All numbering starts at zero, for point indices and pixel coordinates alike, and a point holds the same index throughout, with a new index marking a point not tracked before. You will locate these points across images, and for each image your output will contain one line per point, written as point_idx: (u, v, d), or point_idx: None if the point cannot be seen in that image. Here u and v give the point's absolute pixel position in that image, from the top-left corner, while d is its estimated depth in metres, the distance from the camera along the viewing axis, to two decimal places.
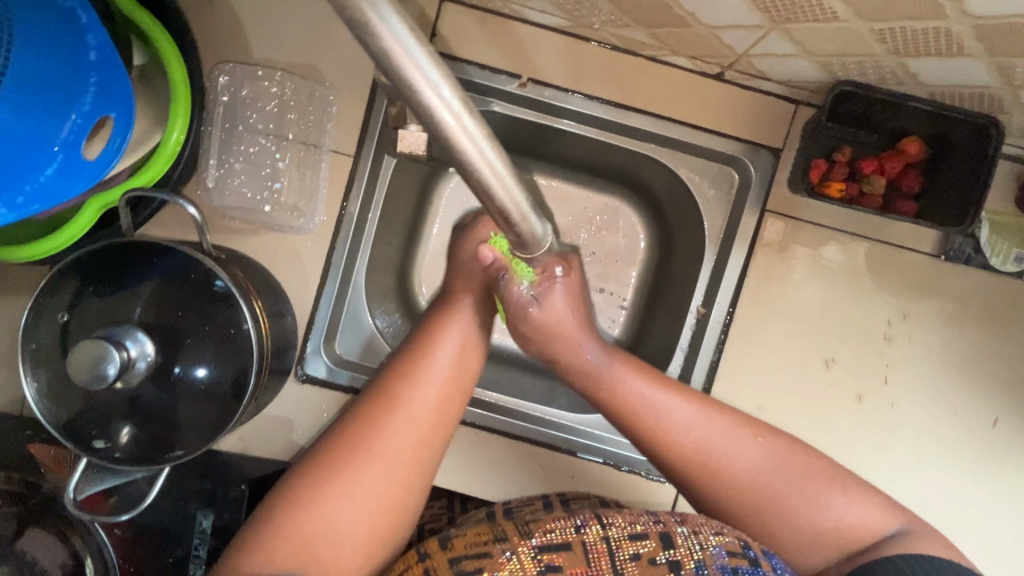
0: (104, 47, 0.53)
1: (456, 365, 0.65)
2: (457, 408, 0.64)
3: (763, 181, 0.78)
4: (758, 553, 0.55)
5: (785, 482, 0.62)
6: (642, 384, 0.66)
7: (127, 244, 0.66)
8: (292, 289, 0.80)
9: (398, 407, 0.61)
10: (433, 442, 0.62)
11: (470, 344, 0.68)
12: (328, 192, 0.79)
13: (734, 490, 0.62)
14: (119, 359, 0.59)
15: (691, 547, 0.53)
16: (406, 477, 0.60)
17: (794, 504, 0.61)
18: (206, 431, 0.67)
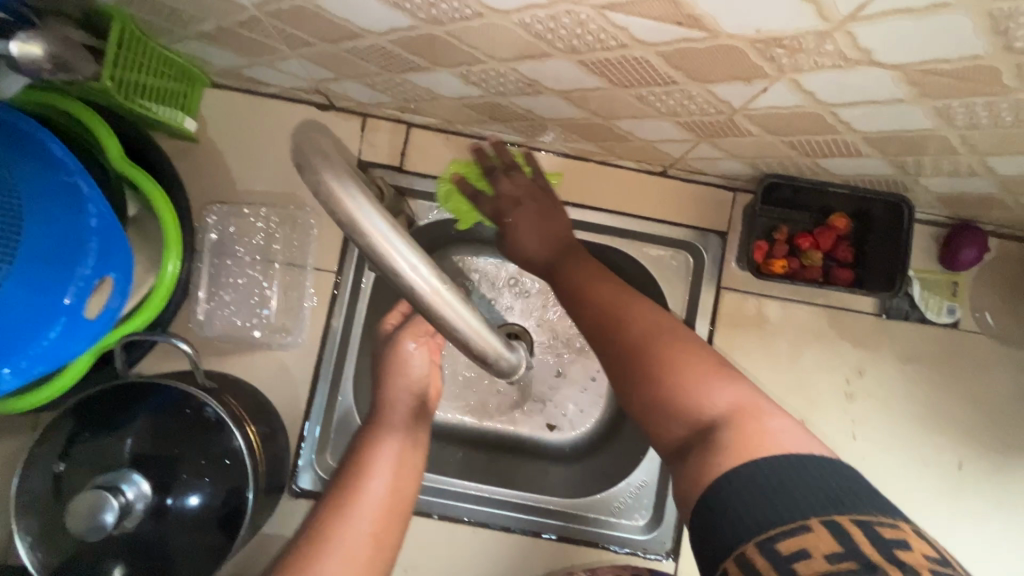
0: (103, 212, 0.57)
1: (391, 495, 0.63)
2: (393, 539, 0.62)
3: (714, 262, 0.86)
4: None
5: (673, 358, 0.50)
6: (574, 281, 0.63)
7: (121, 384, 0.68)
8: (282, 405, 0.82)
9: (322, 540, 0.58)
10: (374, 569, 0.59)
11: (405, 467, 0.66)
12: (314, 308, 0.83)
13: (634, 388, 0.51)
14: (117, 505, 0.60)
15: None
16: None
17: (676, 384, 0.48)
18: (203, 561, 0.67)
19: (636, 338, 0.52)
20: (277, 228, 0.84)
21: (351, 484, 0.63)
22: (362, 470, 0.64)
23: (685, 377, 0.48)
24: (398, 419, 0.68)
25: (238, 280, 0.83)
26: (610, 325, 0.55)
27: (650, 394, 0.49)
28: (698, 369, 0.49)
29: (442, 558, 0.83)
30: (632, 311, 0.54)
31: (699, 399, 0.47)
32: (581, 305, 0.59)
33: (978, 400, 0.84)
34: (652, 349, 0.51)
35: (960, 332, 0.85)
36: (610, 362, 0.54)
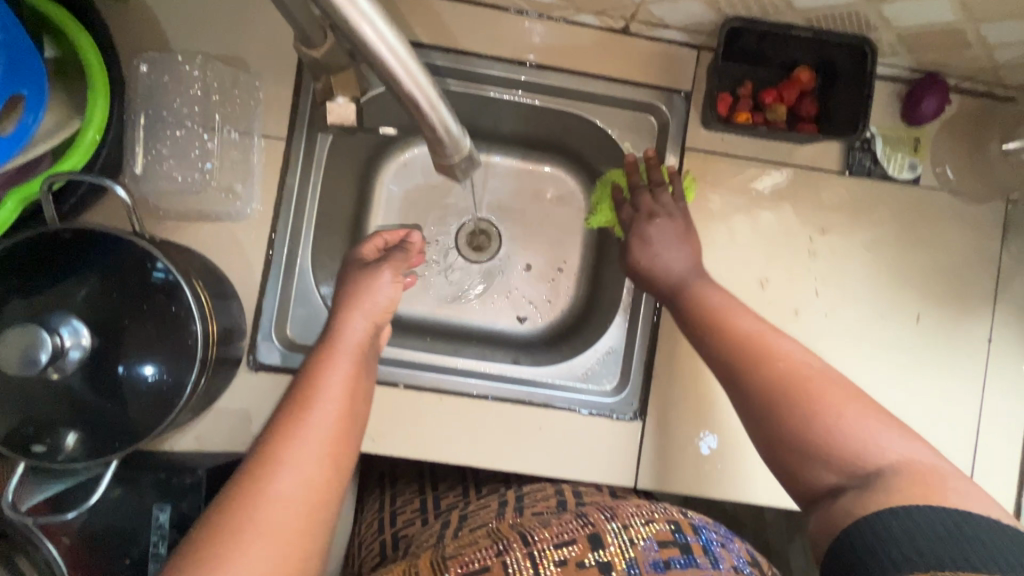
0: (7, 27, 0.52)
1: (354, 388, 0.63)
2: (358, 431, 0.62)
3: (680, 122, 0.84)
4: (687, 537, 0.61)
5: (791, 400, 0.59)
6: (749, 320, 0.68)
7: (51, 236, 0.63)
8: (235, 276, 0.79)
9: (275, 459, 0.54)
10: (335, 484, 0.57)
11: (365, 368, 0.67)
12: (264, 175, 0.79)
13: (788, 419, 0.58)
14: (52, 346, 0.56)
15: (621, 545, 0.59)
16: (319, 495, 0.54)
17: (803, 414, 0.58)
18: (156, 416, 0.64)
19: (783, 364, 0.62)
20: (218, 91, 0.79)
21: (300, 404, 0.59)
22: (314, 389, 0.61)
23: (810, 409, 0.58)
24: (351, 339, 0.68)
25: (180, 146, 0.78)
26: (760, 344, 0.64)
27: (812, 423, 0.57)
28: (858, 410, 0.58)
29: (409, 427, 0.81)
30: (785, 351, 0.63)
31: (847, 436, 0.56)
32: (725, 336, 0.67)
33: (936, 253, 0.86)
34: (787, 397, 0.59)
35: (921, 188, 0.85)
36: (752, 359, 0.63)
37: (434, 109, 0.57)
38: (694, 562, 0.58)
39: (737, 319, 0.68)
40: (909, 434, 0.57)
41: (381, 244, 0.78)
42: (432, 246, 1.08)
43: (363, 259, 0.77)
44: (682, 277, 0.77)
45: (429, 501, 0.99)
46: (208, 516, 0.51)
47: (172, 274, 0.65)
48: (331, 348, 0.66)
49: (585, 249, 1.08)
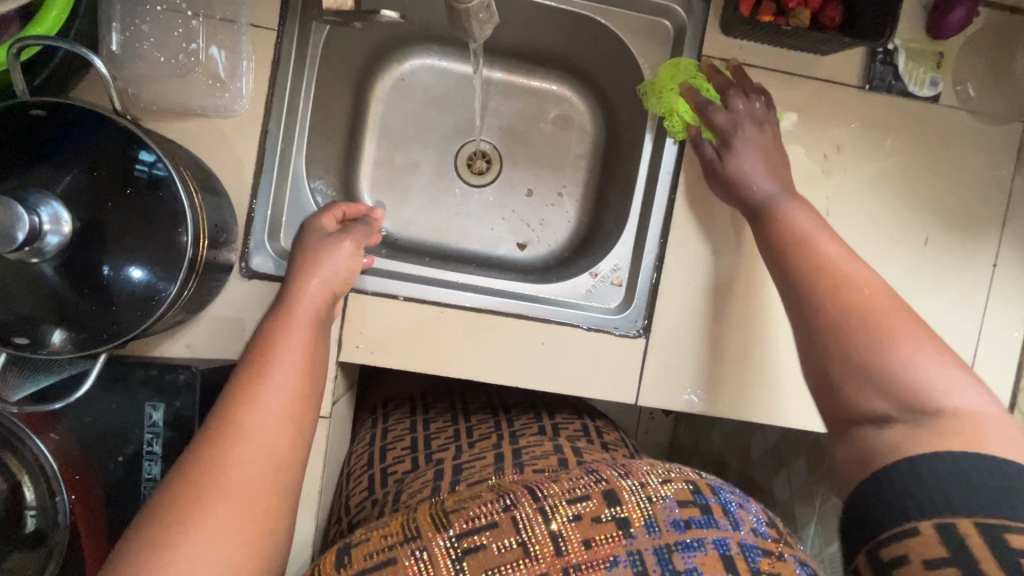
0: None
1: (309, 357, 0.61)
2: (315, 396, 0.60)
3: (697, 28, 0.80)
4: (709, 498, 0.59)
5: (857, 322, 0.56)
6: (831, 248, 0.63)
7: (23, 112, 0.58)
8: (225, 177, 0.74)
9: (235, 426, 0.52)
10: (296, 448, 0.55)
11: (319, 339, 0.64)
12: (254, 68, 0.74)
13: (851, 348, 0.56)
14: (31, 224, 0.53)
15: (638, 501, 0.57)
16: (281, 461, 0.53)
17: (884, 353, 0.54)
18: (141, 312, 0.60)
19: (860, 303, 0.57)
20: None
21: (257, 370, 0.56)
22: (269, 357, 0.58)
23: (891, 350, 0.54)
24: (307, 303, 0.66)
25: (161, 28, 0.72)
26: (837, 282, 0.60)
27: (876, 358, 0.54)
28: (914, 333, 0.55)
29: (409, 339, 0.79)
30: (867, 283, 0.59)
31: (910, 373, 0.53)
32: (797, 249, 0.65)
33: (951, 176, 0.83)
34: (876, 333, 0.55)
35: (941, 107, 0.83)
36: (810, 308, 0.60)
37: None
38: (715, 523, 0.56)
39: (823, 248, 0.64)
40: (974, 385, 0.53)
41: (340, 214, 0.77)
42: (428, 166, 1.03)
43: (321, 230, 0.74)
44: (770, 197, 0.72)
45: (420, 435, 0.98)
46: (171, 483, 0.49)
47: (167, 168, 0.61)
48: (287, 312, 0.64)
49: (590, 174, 1.04)
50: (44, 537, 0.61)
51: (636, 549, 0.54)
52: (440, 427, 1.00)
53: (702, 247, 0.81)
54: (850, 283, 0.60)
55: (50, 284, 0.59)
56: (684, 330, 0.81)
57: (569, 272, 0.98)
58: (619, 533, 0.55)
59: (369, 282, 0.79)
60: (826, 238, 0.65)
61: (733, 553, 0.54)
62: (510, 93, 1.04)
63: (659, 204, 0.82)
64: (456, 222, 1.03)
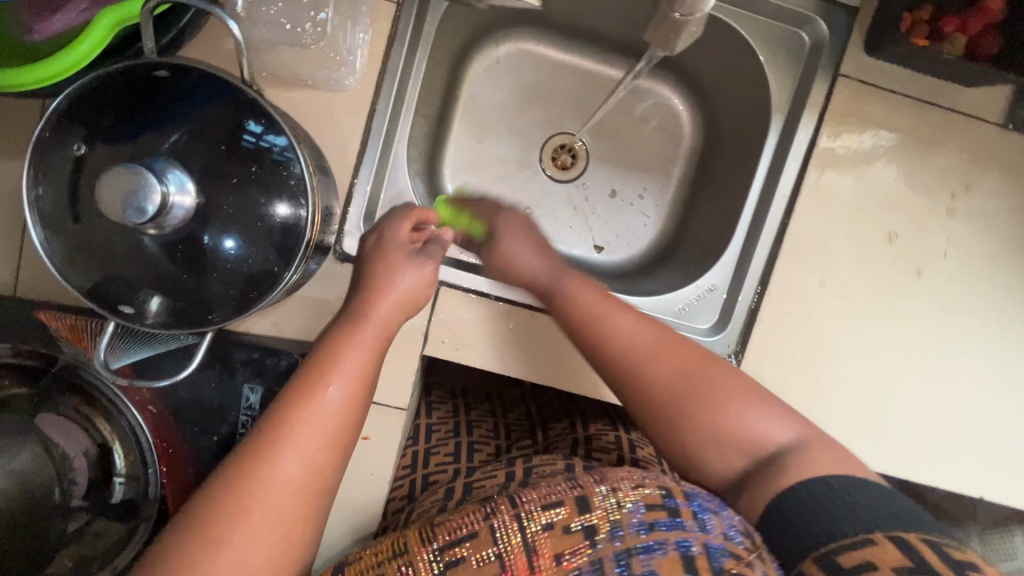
0: None
1: (362, 370, 0.57)
2: (359, 416, 0.56)
3: (838, 43, 0.74)
4: (678, 501, 0.51)
5: (695, 401, 0.64)
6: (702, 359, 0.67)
7: (153, 72, 0.56)
8: (329, 155, 0.71)
9: (271, 445, 0.51)
10: (333, 462, 0.53)
11: (380, 349, 0.60)
12: (371, 42, 0.70)
13: (683, 420, 0.64)
14: (160, 197, 0.50)
15: (608, 507, 0.50)
16: (316, 483, 0.52)
17: (707, 414, 0.63)
18: (248, 291, 0.59)
19: (643, 387, 0.66)
20: None
21: (311, 383, 0.54)
22: (325, 361, 0.56)
23: (717, 415, 0.63)
24: (374, 320, 0.61)
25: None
26: (670, 396, 0.64)
27: (697, 424, 0.63)
28: (742, 406, 0.64)
29: (495, 338, 0.77)
30: (724, 381, 0.65)
31: (735, 423, 0.63)
32: (612, 353, 0.67)
33: None
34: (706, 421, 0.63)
35: None
36: (632, 386, 0.66)
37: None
38: (682, 525, 0.50)
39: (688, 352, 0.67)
40: (775, 412, 0.64)
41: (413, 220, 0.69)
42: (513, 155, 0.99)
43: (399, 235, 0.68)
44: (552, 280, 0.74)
45: (464, 441, 0.96)
46: (207, 489, 0.49)
47: (290, 148, 0.59)
48: (353, 326, 0.60)
49: (682, 183, 1.00)
50: (134, 507, 0.62)
51: (597, 556, 0.48)
52: (483, 437, 0.99)
53: (809, 277, 0.78)
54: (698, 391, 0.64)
55: (161, 257, 0.58)
56: (779, 362, 0.78)
57: (651, 284, 0.93)
58: (585, 544, 0.48)
59: (464, 277, 0.77)
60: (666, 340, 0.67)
61: (695, 555, 0.48)
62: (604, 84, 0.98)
63: (770, 227, 0.78)
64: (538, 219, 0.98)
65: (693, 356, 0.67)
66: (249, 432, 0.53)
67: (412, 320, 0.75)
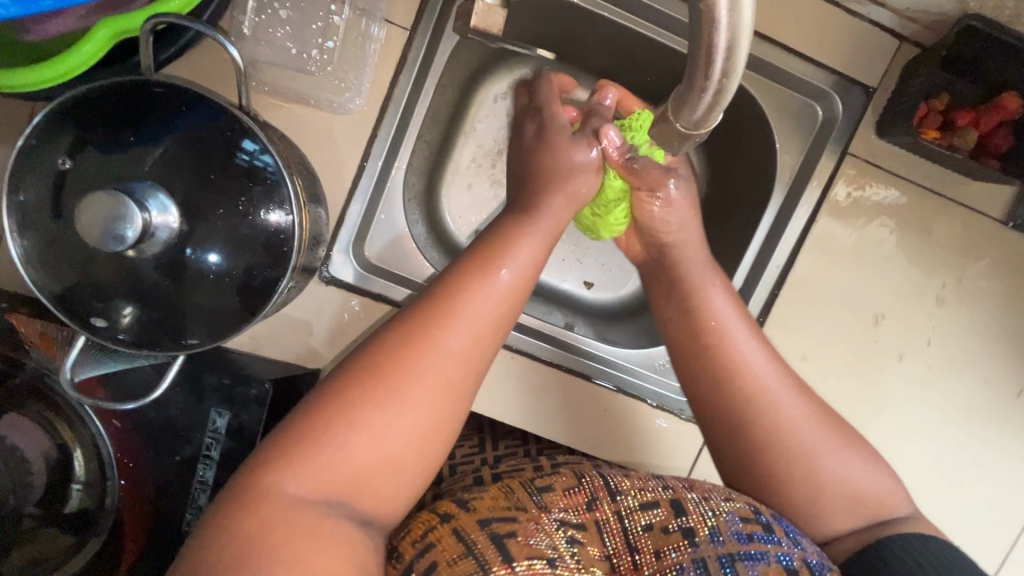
0: None
1: (523, 285, 0.54)
2: (512, 330, 0.54)
3: (850, 121, 0.73)
4: (769, 519, 0.53)
5: (811, 440, 0.60)
6: (792, 401, 0.62)
7: (146, 87, 0.54)
8: (323, 177, 0.70)
9: (461, 296, 0.51)
10: (497, 340, 0.52)
11: (538, 266, 0.57)
12: (377, 68, 0.68)
13: (783, 464, 0.60)
14: (141, 223, 0.49)
15: (704, 513, 0.51)
16: (460, 390, 0.49)
17: (816, 456, 0.59)
18: (224, 320, 0.59)
19: (762, 426, 0.61)
20: None
21: (447, 291, 0.51)
22: (493, 259, 0.54)
23: (826, 454, 0.60)
24: (506, 247, 0.56)
25: (300, 17, 0.67)
26: (779, 433, 0.60)
27: (801, 466, 0.60)
28: (844, 451, 0.60)
29: None
30: (813, 440, 0.60)
31: (836, 478, 0.59)
32: (730, 375, 0.63)
33: None
34: (807, 461, 0.59)
35: None
36: (740, 424, 0.62)
37: (735, 15, 0.36)
38: (778, 541, 0.51)
39: (786, 406, 0.61)
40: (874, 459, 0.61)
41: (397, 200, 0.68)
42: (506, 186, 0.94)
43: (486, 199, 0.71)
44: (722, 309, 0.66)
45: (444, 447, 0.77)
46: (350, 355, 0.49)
47: (277, 168, 0.57)
48: (523, 224, 0.59)
49: None
50: (89, 514, 0.61)
51: (700, 556, 0.48)
52: (467, 436, 0.79)
53: (792, 350, 0.77)
54: (785, 429, 0.60)
55: (134, 276, 0.56)
56: None
57: (633, 328, 0.92)
58: (684, 544, 0.49)
59: None
60: (779, 372, 0.63)
61: (796, 566, 0.49)
62: None
63: (761, 295, 0.77)
64: None
65: (806, 397, 0.62)
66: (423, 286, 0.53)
67: None
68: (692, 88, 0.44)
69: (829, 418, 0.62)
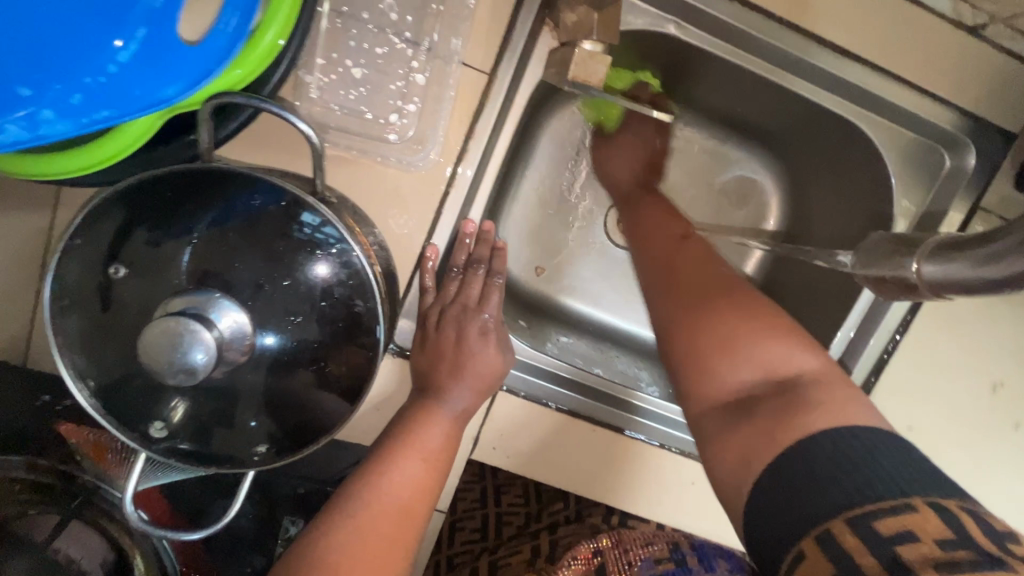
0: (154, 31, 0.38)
1: (439, 449, 0.57)
2: (433, 495, 0.56)
3: (985, 170, 0.65)
4: (684, 553, 0.77)
5: (739, 328, 0.54)
6: (694, 284, 0.58)
7: (205, 169, 0.47)
8: (392, 243, 0.62)
9: (383, 481, 0.53)
10: (425, 501, 0.55)
11: (457, 429, 0.59)
12: (455, 118, 0.60)
13: (708, 342, 0.54)
14: (211, 342, 0.41)
15: (623, 565, 0.75)
16: (383, 567, 0.50)
17: (726, 350, 0.54)
18: (302, 426, 0.52)
19: (702, 294, 0.57)
20: None
21: (373, 471, 0.54)
22: (400, 434, 0.56)
23: (743, 352, 0.53)
24: (428, 417, 0.58)
25: (375, 73, 0.58)
26: (701, 303, 0.57)
27: (710, 349, 0.54)
28: (782, 349, 0.53)
29: (549, 452, 0.72)
30: (745, 336, 0.54)
31: (732, 365, 0.53)
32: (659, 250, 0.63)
33: None
34: (724, 348, 0.54)
35: None
36: (678, 292, 0.59)
37: None
38: (686, 567, 0.76)
39: (677, 274, 0.60)
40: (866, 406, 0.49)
41: (432, 273, 0.63)
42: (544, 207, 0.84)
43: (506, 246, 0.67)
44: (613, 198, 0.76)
45: (491, 512, 0.88)
46: (295, 561, 0.49)
47: (350, 249, 0.50)
48: (428, 377, 0.60)
49: None
50: None
51: None
52: (512, 504, 0.89)
53: (900, 421, 0.71)
54: (713, 311, 0.56)
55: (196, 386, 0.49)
56: None
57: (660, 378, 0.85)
58: None
59: (518, 380, 0.71)
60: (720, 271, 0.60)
61: None
62: None
63: (867, 361, 0.70)
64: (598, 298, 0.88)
65: (732, 289, 0.58)
66: (315, 517, 0.52)
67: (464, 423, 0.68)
68: (975, 260, 0.43)
69: (748, 311, 0.55)
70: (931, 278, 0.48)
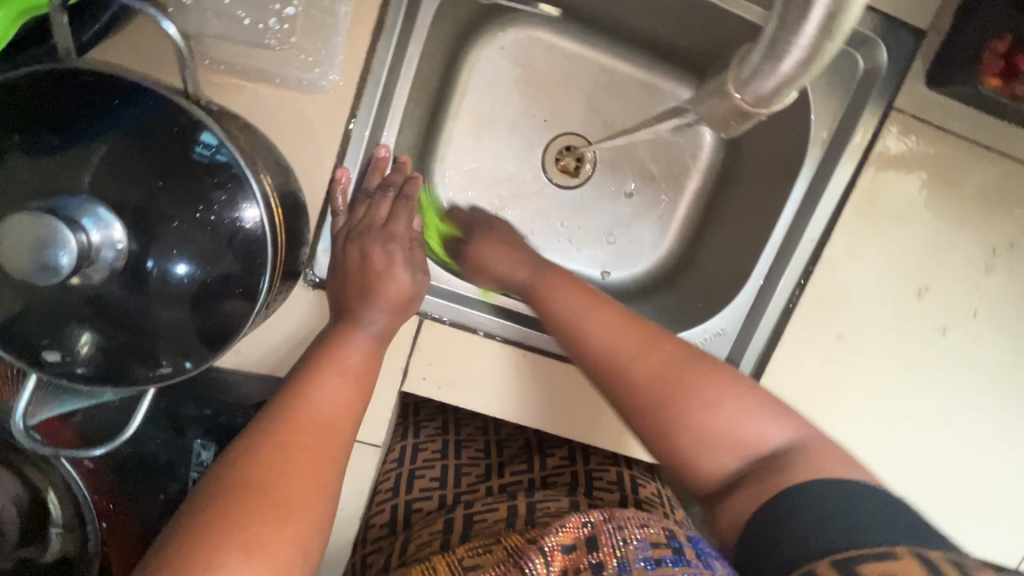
0: None
1: (362, 364, 0.57)
2: (360, 408, 0.56)
3: (895, 72, 0.66)
4: (682, 541, 0.51)
5: (697, 418, 0.55)
6: (644, 361, 0.58)
7: (70, 75, 0.45)
8: (301, 172, 0.61)
9: (307, 398, 0.52)
10: (353, 412, 0.55)
11: (378, 348, 0.59)
12: (353, 35, 0.59)
13: (690, 442, 0.56)
14: (76, 246, 0.41)
15: (614, 544, 0.50)
16: (320, 465, 0.49)
17: (707, 440, 0.55)
18: (203, 341, 0.51)
19: (661, 399, 0.56)
20: None
21: (299, 385, 0.53)
22: (325, 352, 0.56)
23: (724, 439, 0.55)
24: (350, 335, 0.58)
25: None
26: (670, 403, 0.56)
27: (701, 443, 0.55)
28: (728, 397, 0.56)
29: (488, 382, 0.70)
30: (723, 424, 0.55)
31: (727, 439, 0.55)
32: (590, 350, 0.60)
33: None
34: (699, 444, 0.55)
35: None
36: (633, 397, 0.58)
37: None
38: (689, 563, 0.48)
39: (625, 366, 0.59)
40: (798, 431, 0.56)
41: (344, 198, 0.62)
42: (510, 184, 0.85)
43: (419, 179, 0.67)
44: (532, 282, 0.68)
45: (453, 463, 0.85)
46: (221, 475, 0.46)
47: (233, 159, 0.48)
48: (350, 298, 0.60)
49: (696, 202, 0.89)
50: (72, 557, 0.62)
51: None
52: (472, 458, 0.87)
53: (828, 330, 0.71)
54: (690, 406, 0.56)
55: (76, 308, 0.48)
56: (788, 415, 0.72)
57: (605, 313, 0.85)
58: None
59: (445, 309, 0.70)
60: (644, 349, 0.59)
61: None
62: (619, 78, 0.84)
63: (792, 272, 0.71)
64: (537, 234, 0.86)
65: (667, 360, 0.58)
66: (236, 437, 0.50)
67: (390, 355, 0.68)
68: (768, 59, 0.45)
69: (713, 376, 0.57)
70: (750, 94, 0.50)
